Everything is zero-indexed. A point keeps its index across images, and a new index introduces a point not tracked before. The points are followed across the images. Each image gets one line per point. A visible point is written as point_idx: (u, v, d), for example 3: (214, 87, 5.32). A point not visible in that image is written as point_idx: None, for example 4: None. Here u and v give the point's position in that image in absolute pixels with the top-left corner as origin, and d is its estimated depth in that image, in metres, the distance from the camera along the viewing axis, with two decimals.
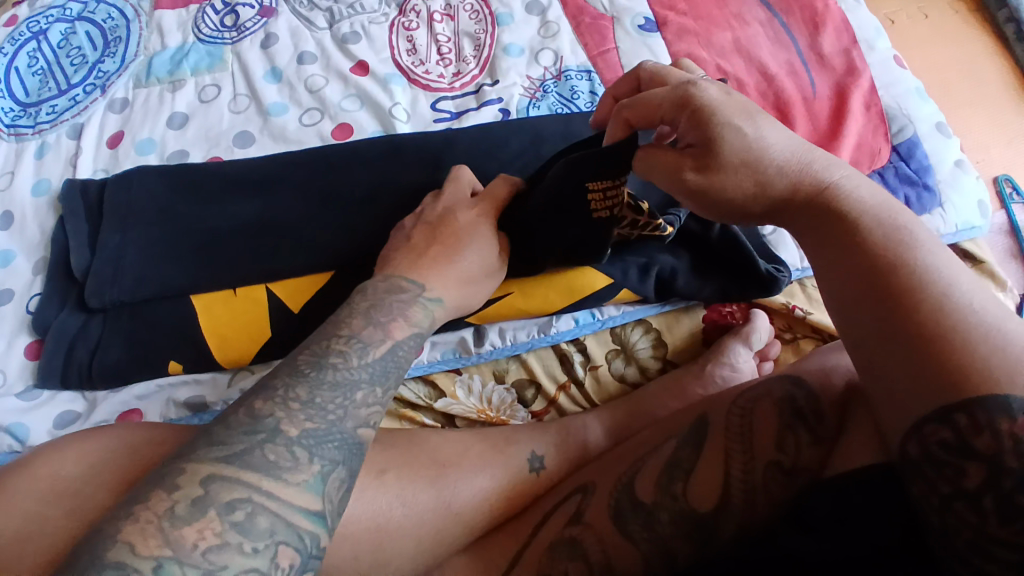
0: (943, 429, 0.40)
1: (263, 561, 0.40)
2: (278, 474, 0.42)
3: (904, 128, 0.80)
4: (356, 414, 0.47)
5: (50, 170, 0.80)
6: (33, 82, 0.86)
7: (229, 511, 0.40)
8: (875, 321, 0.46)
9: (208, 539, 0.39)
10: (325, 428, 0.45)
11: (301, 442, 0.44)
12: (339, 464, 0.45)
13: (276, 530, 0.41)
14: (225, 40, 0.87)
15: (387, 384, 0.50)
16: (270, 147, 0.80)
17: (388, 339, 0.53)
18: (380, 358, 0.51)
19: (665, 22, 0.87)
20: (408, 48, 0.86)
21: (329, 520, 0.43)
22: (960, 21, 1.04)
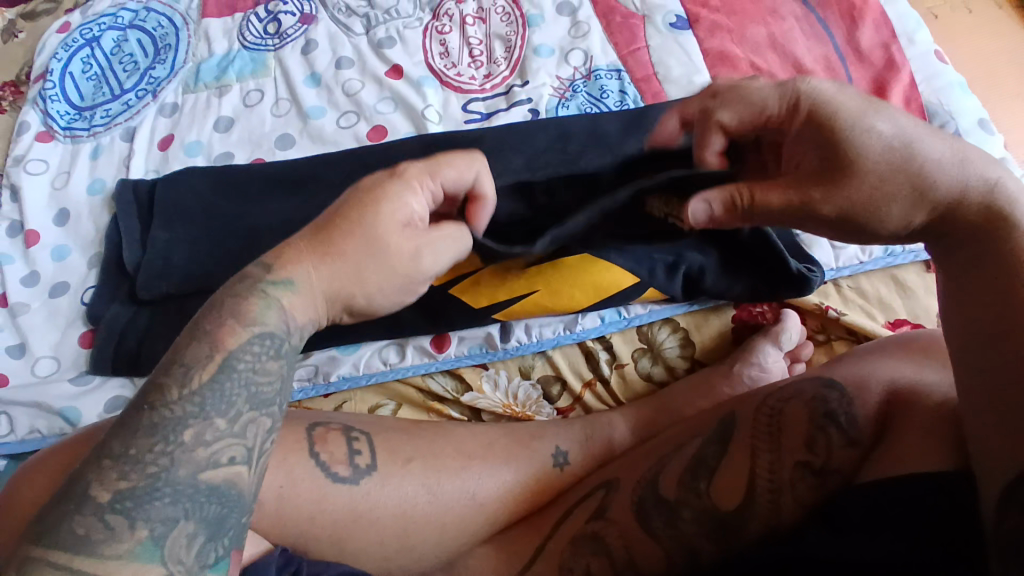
0: None
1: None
2: (94, 551, 0.39)
3: (945, 125, 0.77)
4: (187, 458, 0.42)
5: (103, 171, 0.86)
6: (87, 87, 0.92)
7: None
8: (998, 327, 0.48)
9: None
10: (149, 484, 0.41)
11: (115, 508, 0.40)
12: (180, 520, 0.41)
13: None
14: (268, 46, 0.91)
15: (234, 410, 0.44)
16: (309, 148, 0.84)
17: (218, 351, 0.45)
18: (211, 377, 0.44)
19: (697, 19, 0.86)
20: (441, 51, 0.88)
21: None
22: (1012, 14, 1.00)
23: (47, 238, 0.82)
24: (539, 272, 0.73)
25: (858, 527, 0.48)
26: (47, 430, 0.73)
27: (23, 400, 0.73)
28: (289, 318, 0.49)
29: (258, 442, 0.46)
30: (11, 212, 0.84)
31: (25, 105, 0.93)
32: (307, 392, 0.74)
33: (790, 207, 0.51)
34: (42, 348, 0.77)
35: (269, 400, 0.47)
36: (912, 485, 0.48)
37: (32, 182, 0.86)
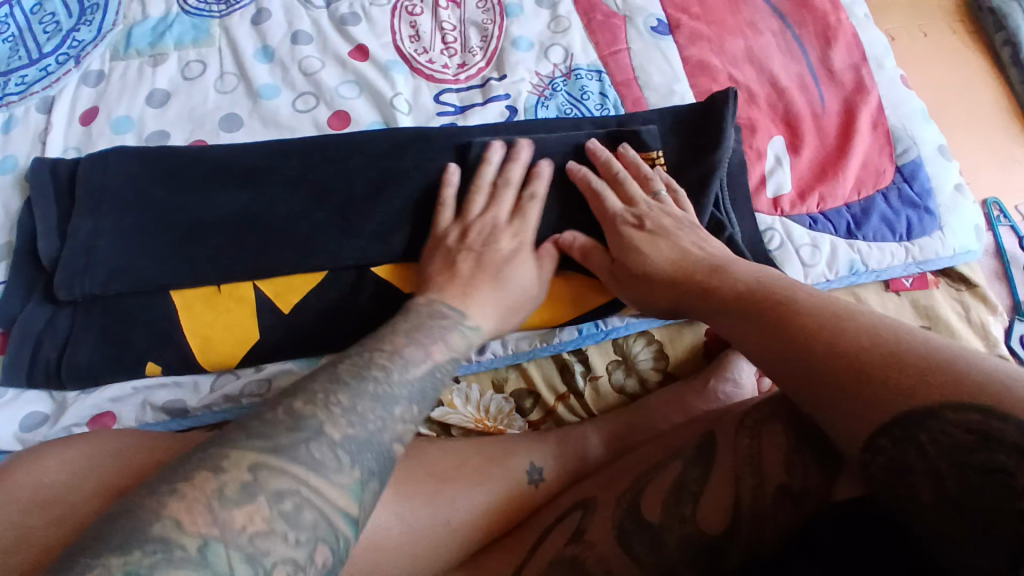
0: (883, 436, 0.42)
1: (301, 553, 0.40)
2: (323, 472, 0.42)
3: (909, 149, 0.81)
4: (394, 428, 0.47)
5: (16, 146, 0.74)
6: (1, 50, 0.79)
7: (278, 499, 0.40)
8: (767, 335, 0.52)
9: (255, 524, 0.39)
10: (365, 436, 0.45)
11: (343, 447, 0.44)
12: (374, 477, 0.45)
13: (318, 526, 0.41)
14: (213, 13, 0.80)
15: (424, 399, 0.51)
16: (260, 131, 0.75)
17: (429, 359, 0.53)
18: (421, 374, 0.51)
19: (678, 25, 0.84)
20: (412, 34, 0.81)
21: (360, 527, 0.43)
22: (958, 42, 1.05)
23: None
24: None
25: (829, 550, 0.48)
26: None
27: None
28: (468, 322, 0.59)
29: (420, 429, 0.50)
30: None
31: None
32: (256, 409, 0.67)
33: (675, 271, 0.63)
34: None
35: (423, 395, 0.51)
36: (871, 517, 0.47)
37: None
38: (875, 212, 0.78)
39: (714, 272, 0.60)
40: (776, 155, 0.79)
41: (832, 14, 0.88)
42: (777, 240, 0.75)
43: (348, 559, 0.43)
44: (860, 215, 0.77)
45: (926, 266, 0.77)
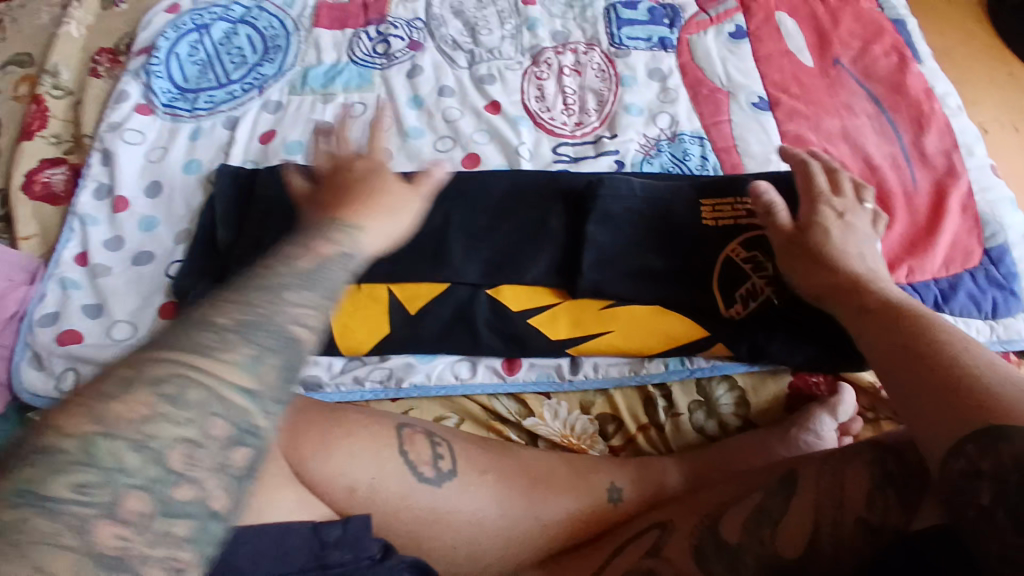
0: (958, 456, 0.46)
1: (194, 431, 0.37)
2: (199, 348, 0.39)
3: (997, 233, 0.84)
4: (288, 311, 0.42)
5: (201, 153, 0.90)
6: (192, 70, 0.98)
7: (155, 383, 0.37)
8: (892, 349, 0.57)
9: (139, 411, 0.36)
10: (253, 319, 0.41)
11: (223, 329, 0.40)
12: (258, 353, 0.40)
13: (210, 402, 0.38)
14: (376, 65, 0.97)
15: (327, 294, 0.45)
16: (404, 165, 0.88)
17: (312, 252, 0.47)
18: (312, 268, 0.45)
19: (777, 103, 0.93)
20: (538, 95, 0.94)
21: (258, 398, 0.39)
22: None
23: (135, 207, 0.87)
24: (614, 315, 0.77)
25: None
26: None
27: (93, 359, 0.76)
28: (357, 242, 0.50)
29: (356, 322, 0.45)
30: (102, 173, 0.90)
31: (123, 75, 0.99)
32: (378, 393, 0.77)
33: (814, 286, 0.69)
34: (119, 312, 0.80)
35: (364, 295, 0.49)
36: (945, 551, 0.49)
37: (126, 149, 0.91)
38: (962, 288, 0.81)
39: (853, 293, 0.65)
40: None
41: (925, 101, 0.94)
42: None
43: (266, 433, 0.40)
44: (948, 290, 0.81)
45: (1011, 345, 0.79)
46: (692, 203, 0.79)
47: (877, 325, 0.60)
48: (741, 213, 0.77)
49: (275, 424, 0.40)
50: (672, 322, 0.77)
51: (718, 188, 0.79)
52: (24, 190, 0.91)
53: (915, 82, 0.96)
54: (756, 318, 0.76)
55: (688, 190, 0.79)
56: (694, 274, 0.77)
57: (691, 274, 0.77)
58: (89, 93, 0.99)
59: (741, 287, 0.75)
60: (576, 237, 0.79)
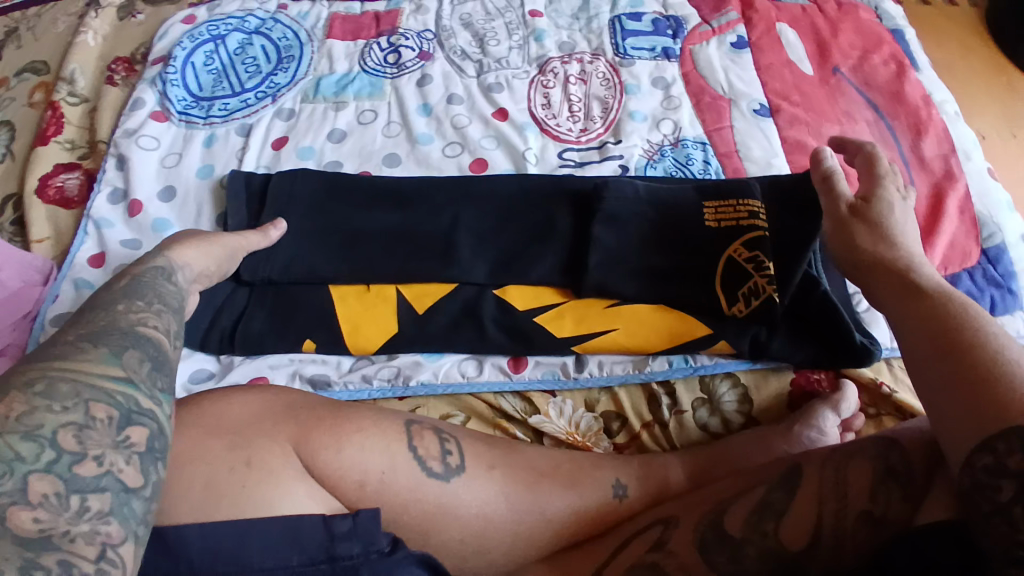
0: (985, 455, 0.48)
1: (78, 416, 0.45)
2: (69, 355, 0.48)
3: (994, 235, 0.88)
4: (126, 318, 0.54)
5: (215, 158, 0.94)
6: (207, 79, 1.02)
7: (29, 386, 0.45)
8: (925, 335, 0.57)
9: (16, 409, 0.43)
10: (100, 329, 0.52)
11: (82, 341, 0.50)
12: (127, 347, 0.51)
13: (82, 391, 0.46)
14: (387, 74, 1.00)
15: (145, 304, 0.56)
16: (414, 170, 0.91)
17: (128, 276, 0.59)
18: (129, 287, 0.57)
19: (779, 110, 0.95)
20: (544, 102, 0.97)
21: (138, 386, 0.49)
22: None
23: (150, 209, 0.90)
24: (618, 313, 0.79)
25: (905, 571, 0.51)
26: None
27: None
28: (171, 260, 0.63)
29: (176, 326, 0.57)
30: (117, 178, 0.94)
31: (140, 82, 1.03)
32: (385, 391, 0.78)
33: (854, 268, 0.70)
34: None
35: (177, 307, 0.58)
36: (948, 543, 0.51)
37: (141, 155, 0.94)
38: (960, 288, 0.84)
39: (898, 276, 0.65)
40: None
41: (924, 109, 0.97)
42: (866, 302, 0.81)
43: (151, 412, 0.49)
44: None
45: None
46: (696, 206, 0.81)
47: (910, 311, 0.60)
48: (743, 214, 0.78)
49: (154, 405, 0.49)
50: (677, 322, 0.79)
51: (720, 191, 0.81)
52: (37, 194, 0.95)
53: (914, 90, 0.99)
54: (764, 317, 0.76)
55: (691, 194, 0.82)
56: (698, 275, 0.78)
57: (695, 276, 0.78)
58: (105, 100, 1.03)
59: (743, 286, 0.76)
60: (582, 237, 0.81)
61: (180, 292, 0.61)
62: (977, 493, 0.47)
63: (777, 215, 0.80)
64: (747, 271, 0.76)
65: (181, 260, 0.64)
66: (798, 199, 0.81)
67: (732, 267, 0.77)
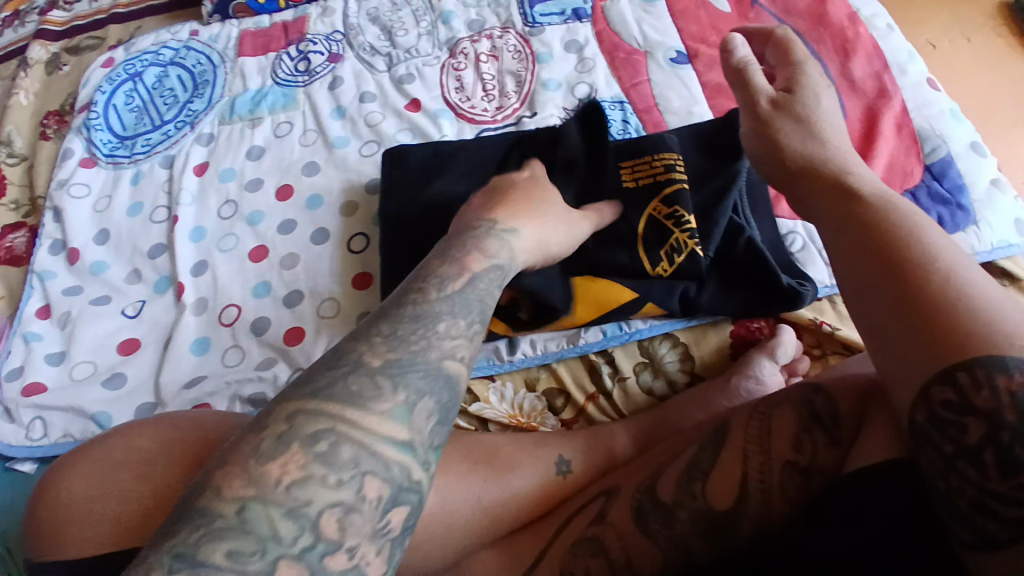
0: (947, 389, 0.43)
1: (349, 494, 0.40)
2: (361, 403, 0.42)
3: (937, 149, 0.84)
4: (440, 345, 0.47)
5: (143, 195, 0.95)
6: (129, 118, 1.03)
7: (314, 442, 0.40)
8: (866, 253, 0.51)
9: (292, 473, 0.39)
10: (408, 358, 0.45)
11: (384, 371, 0.44)
12: (426, 393, 0.44)
13: (360, 461, 0.41)
14: (299, 83, 0.99)
15: (472, 317, 0.49)
16: (335, 175, 0.90)
17: (466, 271, 0.52)
18: (461, 289, 0.50)
19: (696, 55, 0.92)
20: (457, 86, 0.95)
21: (414, 451, 0.43)
22: (996, 53, 1.13)
23: (86, 254, 0.92)
24: None
25: (838, 520, 0.49)
26: (79, 434, 0.79)
27: (58, 406, 0.81)
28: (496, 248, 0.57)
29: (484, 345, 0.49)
30: (56, 230, 0.95)
31: (68, 133, 1.04)
32: None
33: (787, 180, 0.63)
34: (80, 354, 0.85)
35: (468, 310, 0.49)
36: (884, 484, 0.48)
37: (74, 205, 0.96)
38: None
39: (835, 188, 0.58)
40: None
41: (849, 28, 0.93)
42: (799, 242, 0.80)
43: (418, 486, 0.43)
44: None
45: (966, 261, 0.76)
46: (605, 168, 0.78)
47: (848, 225, 0.54)
48: (659, 168, 0.75)
49: (422, 474, 0.43)
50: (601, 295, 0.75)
51: (635, 148, 0.78)
52: None
53: (837, 10, 0.95)
54: (692, 272, 0.74)
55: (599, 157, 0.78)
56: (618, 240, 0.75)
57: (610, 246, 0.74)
58: (40, 156, 1.05)
59: (663, 246, 0.74)
60: None
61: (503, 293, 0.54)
62: (938, 433, 0.43)
63: (694, 166, 0.78)
64: (666, 228, 0.74)
65: (514, 232, 0.60)
66: (710, 147, 0.79)
67: (650, 227, 0.74)
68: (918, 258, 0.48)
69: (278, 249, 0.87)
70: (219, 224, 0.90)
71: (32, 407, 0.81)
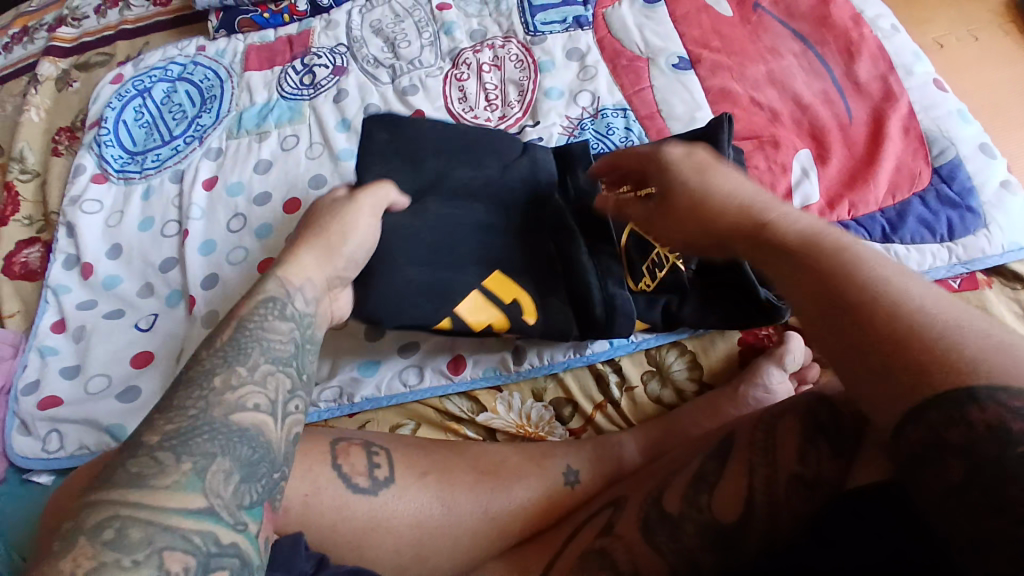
0: (921, 430, 0.40)
1: (149, 571, 0.41)
2: (142, 483, 0.44)
3: (946, 150, 0.83)
4: (222, 402, 0.49)
5: (153, 211, 0.96)
6: (139, 133, 1.04)
7: (99, 531, 0.41)
8: (818, 284, 0.48)
9: (82, 564, 0.40)
10: (186, 428, 0.47)
11: (162, 448, 0.46)
12: (215, 455, 0.47)
13: (153, 538, 0.42)
14: (304, 96, 1.00)
15: (249, 360, 0.52)
16: (340, 189, 0.91)
17: (237, 318, 0.55)
18: (231, 338, 0.53)
19: (699, 60, 0.92)
20: (460, 96, 0.95)
21: (219, 514, 0.45)
22: (1009, 47, 1.12)
23: (99, 269, 0.93)
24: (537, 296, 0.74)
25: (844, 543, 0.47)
26: (95, 446, 0.81)
27: (73, 419, 0.82)
28: (287, 286, 0.59)
29: (280, 391, 0.53)
30: (70, 245, 0.96)
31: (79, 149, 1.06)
32: (333, 412, 0.78)
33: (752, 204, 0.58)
34: (93, 368, 0.86)
35: (291, 359, 0.55)
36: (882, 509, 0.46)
37: (87, 220, 0.97)
38: (912, 214, 0.79)
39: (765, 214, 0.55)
40: (803, 166, 0.83)
41: (853, 29, 0.93)
42: None
43: (231, 547, 0.45)
44: (895, 218, 0.79)
45: (973, 265, 0.76)
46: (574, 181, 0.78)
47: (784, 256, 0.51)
48: None
49: (237, 534, 0.46)
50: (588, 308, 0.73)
51: None
52: (4, 273, 0.99)
53: (841, 11, 0.94)
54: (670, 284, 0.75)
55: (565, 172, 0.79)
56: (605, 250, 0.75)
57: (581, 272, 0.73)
58: (54, 172, 1.06)
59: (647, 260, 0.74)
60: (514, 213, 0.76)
61: (297, 329, 0.57)
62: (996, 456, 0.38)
63: None
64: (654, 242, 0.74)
65: (301, 278, 0.60)
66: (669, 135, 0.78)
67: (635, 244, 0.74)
68: (897, 283, 0.45)
69: None
70: (228, 237, 0.91)
71: (49, 420, 0.83)
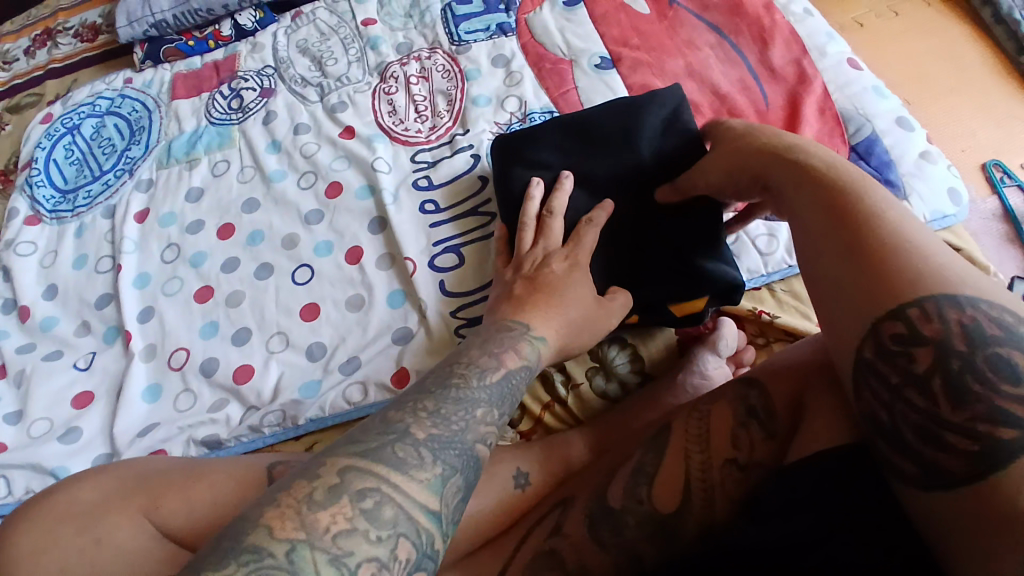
0: (897, 323, 0.46)
1: (384, 550, 0.41)
2: (405, 470, 0.44)
3: (862, 127, 0.86)
4: (475, 429, 0.50)
5: (87, 247, 0.94)
6: (70, 171, 1.02)
7: (360, 497, 0.42)
8: (831, 210, 0.55)
9: (340, 522, 0.41)
10: (449, 435, 0.48)
11: (426, 444, 0.46)
12: (456, 470, 0.46)
13: (398, 522, 0.42)
14: (232, 121, 0.99)
15: (504, 410, 0.53)
16: (272, 210, 0.90)
17: (503, 366, 0.56)
18: (497, 381, 0.54)
19: (620, 58, 0.93)
20: (389, 109, 0.95)
21: (443, 520, 0.44)
22: (929, 20, 1.16)
23: (35, 311, 0.91)
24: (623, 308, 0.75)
25: (774, 514, 0.51)
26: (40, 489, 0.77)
27: (17, 464, 0.79)
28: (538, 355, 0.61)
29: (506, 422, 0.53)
30: (4, 290, 0.94)
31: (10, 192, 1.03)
32: (278, 436, 0.77)
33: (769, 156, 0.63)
34: (35, 412, 0.83)
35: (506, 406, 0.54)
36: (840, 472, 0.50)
37: (21, 262, 0.95)
38: None
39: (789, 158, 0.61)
40: None
41: (765, 16, 0.95)
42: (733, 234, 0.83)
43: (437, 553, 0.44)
44: None
45: None
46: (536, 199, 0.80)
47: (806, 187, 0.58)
48: None
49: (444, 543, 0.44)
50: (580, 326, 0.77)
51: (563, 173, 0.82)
52: None
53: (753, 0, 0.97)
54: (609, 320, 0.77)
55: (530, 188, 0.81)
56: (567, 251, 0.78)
57: (521, 284, 0.70)
58: None
59: None
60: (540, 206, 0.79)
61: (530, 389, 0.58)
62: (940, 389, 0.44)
63: None
64: None
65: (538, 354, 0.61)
66: (587, 129, 0.78)
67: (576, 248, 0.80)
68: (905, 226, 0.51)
69: (221, 288, 0.86)
70: (162, 268, 0.89)
71: None
